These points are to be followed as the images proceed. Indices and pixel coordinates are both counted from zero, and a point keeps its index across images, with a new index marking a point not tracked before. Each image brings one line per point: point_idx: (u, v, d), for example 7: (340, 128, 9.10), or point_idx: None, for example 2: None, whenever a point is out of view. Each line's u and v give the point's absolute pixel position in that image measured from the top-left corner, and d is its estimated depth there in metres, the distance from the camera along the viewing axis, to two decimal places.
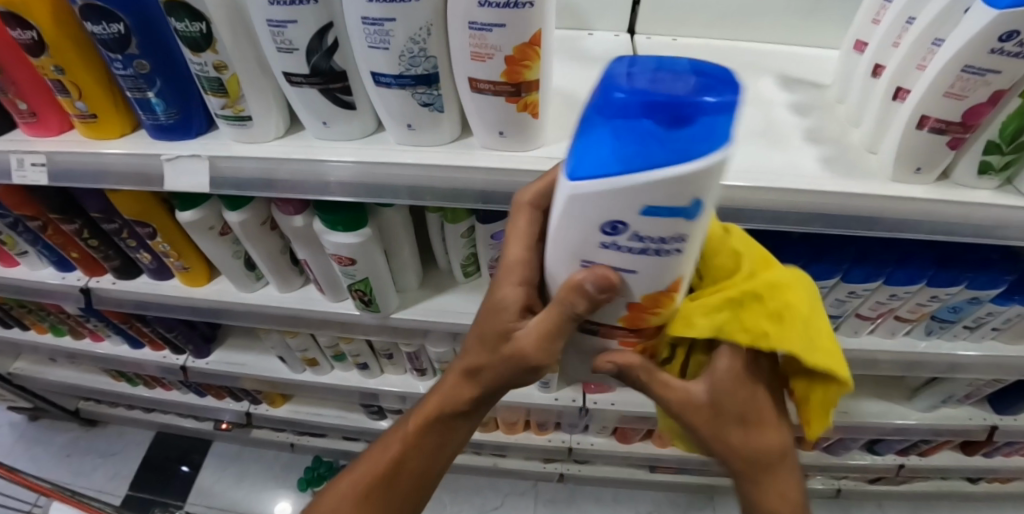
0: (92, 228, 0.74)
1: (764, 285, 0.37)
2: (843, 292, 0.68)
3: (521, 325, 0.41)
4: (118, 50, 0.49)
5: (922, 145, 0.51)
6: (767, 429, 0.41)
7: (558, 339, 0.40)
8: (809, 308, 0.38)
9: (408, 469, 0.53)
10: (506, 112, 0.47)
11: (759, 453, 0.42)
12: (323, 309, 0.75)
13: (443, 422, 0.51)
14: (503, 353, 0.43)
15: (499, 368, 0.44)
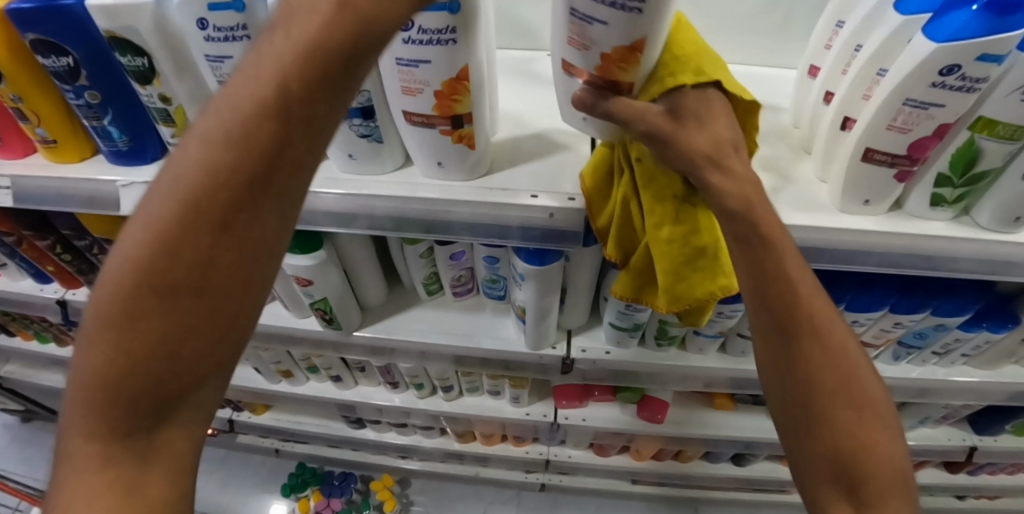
0: (65, 244, 0.76)
1: (678, 45, 0.40)
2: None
3: (258, 99, 0.28)
4: (70, 81, 0.50)
5: (868, 177, 0.50)
6: (836, 325, 0.40)
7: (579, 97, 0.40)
8: (718, 57, 0.41)
9: (122, 415, 0.31)
10: (442, 143, 0.47)
11: (836, 354, 0.39)
12: (289, 325, 0.76)
13: (163, 308, 0.30)
14: (227, 151, 0.28)
15: (247, 174, 0.29)
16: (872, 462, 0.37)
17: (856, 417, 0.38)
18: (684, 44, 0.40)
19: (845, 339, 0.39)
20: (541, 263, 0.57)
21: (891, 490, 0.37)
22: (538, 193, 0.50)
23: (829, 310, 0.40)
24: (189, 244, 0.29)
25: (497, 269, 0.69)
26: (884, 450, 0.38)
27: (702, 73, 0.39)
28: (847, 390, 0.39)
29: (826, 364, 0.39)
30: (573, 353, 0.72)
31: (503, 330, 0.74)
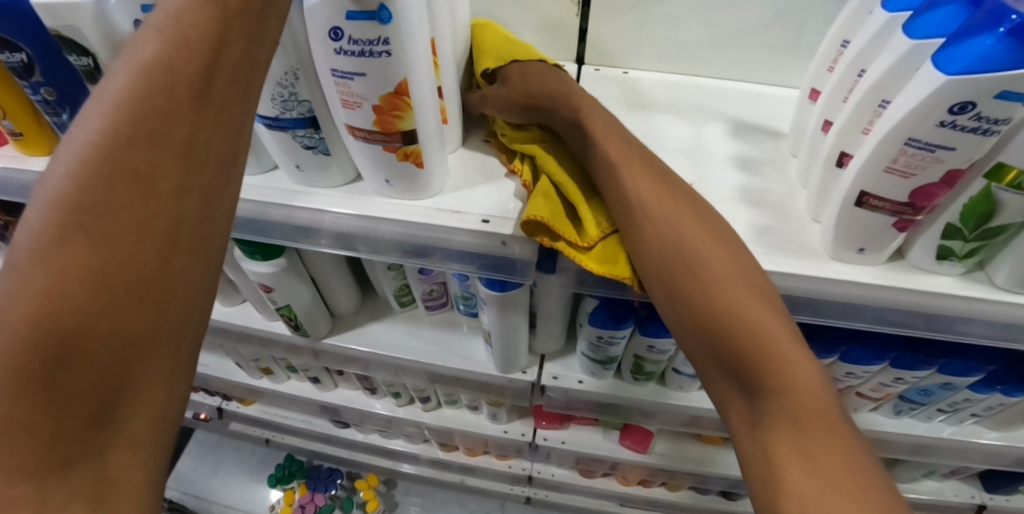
0: None
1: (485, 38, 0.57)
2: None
3: (152, 58, 0.31)
4: (24, 77, 0.49)
5: (862, 223, 0.45)
6: (683, 209, 0.44)
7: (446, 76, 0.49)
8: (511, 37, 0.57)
9: (49, 412, 0.30)
10: (388, 161, 0.44)
11: (686, 236, 0.43)
12: (258, 327, 0.75)
13: (89, 273, 0.30)
14: (149, 105, 0.31)
15: (172, 121, 0.32)
16: (752, 335, 0.39)
17: (729, 302, 0.40)
18: (493, 42, 0.56)
19: (699, 228, 0.43)
20: (502, 289, 0.53)
21: (788, 371, 0.37)
22: (491, 217, 0.47)
23: (673, 196, 0.44)
24: (122, 196, 0.31)
25: (469, 287, 0.65)
26: (766, 333, 0.38)
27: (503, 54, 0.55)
28: (706, 276, 0.41)
29: (676, 246, 0.42)
30: (543, 380, 0.69)
31: (473, 350, 0.71)
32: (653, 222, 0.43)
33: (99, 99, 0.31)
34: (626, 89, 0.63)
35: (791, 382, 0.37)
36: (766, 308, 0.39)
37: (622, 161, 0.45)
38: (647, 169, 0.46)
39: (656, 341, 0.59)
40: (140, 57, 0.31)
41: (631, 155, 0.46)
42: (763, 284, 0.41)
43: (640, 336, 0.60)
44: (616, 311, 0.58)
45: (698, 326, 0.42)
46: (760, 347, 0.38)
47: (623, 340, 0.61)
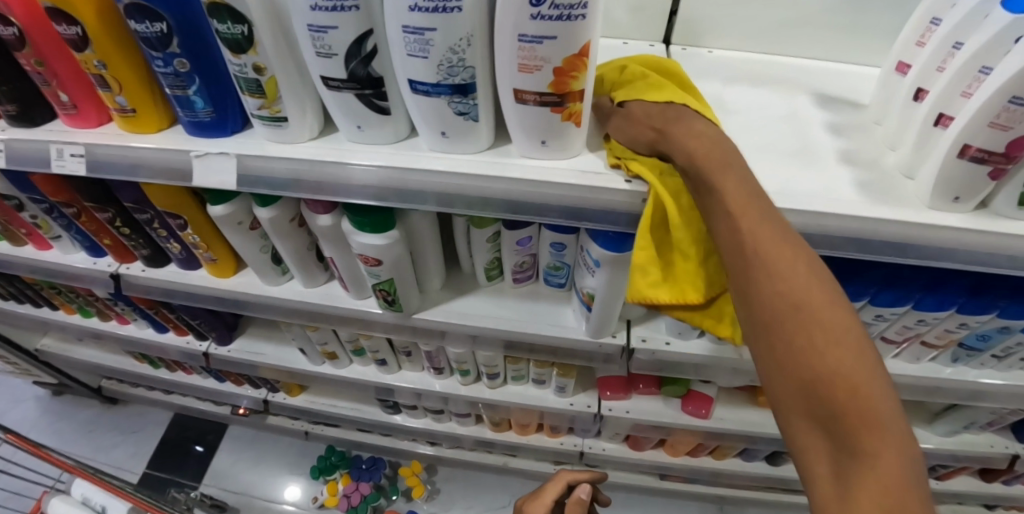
0: (124, 217, 0.75)
1: (645, 86, 0.51)
2: (871, 314, 0.67)
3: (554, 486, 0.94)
4: (160, 49, 0.49)
5: (960, 174, 0.50)
6: (777, 235, 0.38)
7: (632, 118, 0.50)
8: (665, 85, 0.50)
9: None
10: (551, 122, 0.47)
11: (764, 261, 0.37)
12: (346, 305, 0.75)
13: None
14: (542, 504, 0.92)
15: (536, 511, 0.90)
16: (841, 386, 0.32)
17: (817, 345, 0.34)
18: (650, 81, 0.51)
19: (786, 248, 0.38)
20: (620, 250, 0.57)
21: (883, 445, 0.30)
22: (633, 178, 0.50)
23: (771, 215, 0.40)
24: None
25: (562, 257, 0.69)
26: (852, 378, 0.32)
27: (653, 102, 0.49)
28: (789, 298, 0.36)
29: (755, 267, 0.38)
30: (632, 343, 0.72)
31: (562, 317, 0.73)
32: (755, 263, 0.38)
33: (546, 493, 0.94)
34: (717, 66, 0.67)
35: (879, 445, 0.30)
36: (852, 342, 0.33)
37: (687, 162, 0.45)
38: (726, 168, 0.43)
39: None
40: (538, 492, 0.97)
41: (735, 178, 0.43)
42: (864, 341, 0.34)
43: None
44: None
45: (779, 364, 0.35)
46: (825, 388, 0.33)
47: None
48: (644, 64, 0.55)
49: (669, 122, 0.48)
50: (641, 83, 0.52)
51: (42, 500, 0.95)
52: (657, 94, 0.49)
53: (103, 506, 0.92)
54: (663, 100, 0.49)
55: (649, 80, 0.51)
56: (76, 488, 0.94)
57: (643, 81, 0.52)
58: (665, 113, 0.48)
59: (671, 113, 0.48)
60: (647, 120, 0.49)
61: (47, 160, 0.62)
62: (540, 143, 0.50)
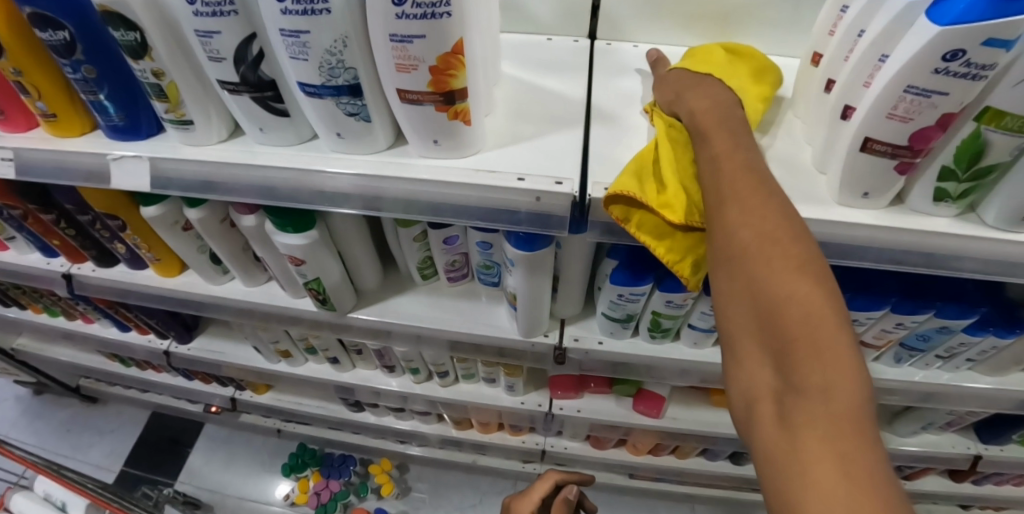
0: (68, 218, 0.77)
1: (698, 59, 0.54)
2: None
3: (543, 488, 1.00)
4: (66, 56, 0.50)
5: (867, 167, 0.49)
6: (747, 172, 0.38)
7: (667, 84, 0.53)
8: (718, 60, 0.53)
9: None
10: (438, 120, 0.48)
11: (728, 200, 0.37)
12: (285, 305, 0.75)
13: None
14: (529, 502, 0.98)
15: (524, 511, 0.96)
16: (795, 315, 0.31)
17: (775, 277, 0.33)
18: (710, 54, 0.54)
19: (754, 182, 0.37)
20: (531, 249, 0.57)
21: (831, 375, 0.29)
22: (526, 176, 0.50)
23: (750, 159, 0.39)
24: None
25: (490, 255, 0.69)
26: (805, 305, 0.31)
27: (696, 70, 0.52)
28: (749, 229, 0.35)
29: (724, 197, 0.37)
30: (565, 342, 0.71)
31: (495, 316, 0.73)
32: (725, 193, 0.38)
33: (533, 494, 1.00)
34: (640, 60, 0.67)
35: (828, 376, 0.29)
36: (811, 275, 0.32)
37: (692, 112, 0.46)
38: (717, 121, 0.44)
39: (674, 296, 0.62)
40: (526, 492, 1.02)
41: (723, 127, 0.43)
42: (827, 282, 0.32)
43: (658, 292, 0.64)
44: (637, 269, 0.62)
45: (737, 298, 0.35)
46: (780, 322, 0.32)
47: (642, 296, 0.64)
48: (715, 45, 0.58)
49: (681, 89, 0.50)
50: (694, 58, 0.55)
51: (6, 496, 0.98)
52: (704, 66, 0.52)
53: (64, 501, 0.95)
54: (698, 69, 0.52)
55: (707, 56, 0.54)
56: (40, 484, 0.97)
57: (704, 55, 0.54)
58: (688, 81, 0.51)
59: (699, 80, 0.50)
60: (675, 84, 0.52)
61: None
62: (433, 143, 0.51)
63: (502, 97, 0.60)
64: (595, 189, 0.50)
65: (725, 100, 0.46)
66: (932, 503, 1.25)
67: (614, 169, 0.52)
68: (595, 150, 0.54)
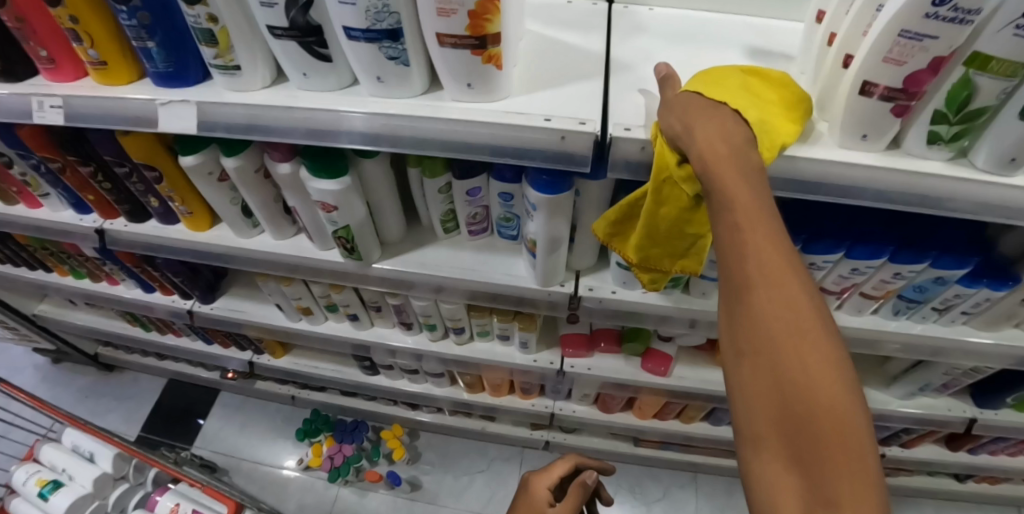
0: (105, 171, 0.80)
1: (717, 81, 0.49)
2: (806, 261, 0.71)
3: (559, 469, 0.92)
4: (122, 2, 0.53)
5: (866, 111, 0.53)
6: (774, 243, 0.35)
7: (679, 112, 0.47)
8: (736, 88, 0.48)
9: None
10: (472, 64, 0.52)
11: (757, 281, 0.34)
12: (312, 256, 0.79)
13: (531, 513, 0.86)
14: (543, 481, 0.90)
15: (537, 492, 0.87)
16: (826, 420, 0.30)
17: (804, 372, 0.31)
18: (727, 80, 0.49)
19: (782, 258, 0.34)
20: (554, 192, 0.61)
21: (860, 490, 0.28)
22: (552, 117, 0.54)
23: (774, 232, 0.35)
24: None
25: (510, 207, 0.73)
26: (833, 408, 0.30)
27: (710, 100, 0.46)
28: (775, 310, 0.33)
29: (750, 272, 0.34)
30: (580, 291, 0.75)
31: (513, 267, 0.77)
32: (749, 268, 0.34)
33: (547, 474, 0.92)
34: (656, 22, 0.70)
35: (857, 491, 0.28)
36: (836, 374, 0.31)
37: (707, 153, 0.41)
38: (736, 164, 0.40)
39: None
40: (545, 470, 0.93)
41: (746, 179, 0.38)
42: (858, 391, 0.31)
43: None
44: None
45: (759, 386, 0.33)
46: (813, 429, 0.30)
47: None
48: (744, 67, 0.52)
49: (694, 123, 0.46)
50: (714, 80, 0.49)
51: (35, 447, 1.02)
52: (719, 92, 0.47)
53: (92, 452, 0.99)
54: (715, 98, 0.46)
55: (724, 82, 0.48)
56: (69, 436, 1.01)
57: (721, 80, 0.49)
58: (701, 111, 0.45)
59: (716, 113, 0.45)
60: (688, 112, 0.46)
61: (29, 114, 0.67)
62: (467, 87, 0.54)
63: (528, 51, 0.63)
64: (616, 129, 0.54)
65: (738, 149, 0.41)
66: (929, 475, 1.29)
67: (636, 111, 0.56)
68: (615, 97, 0.58)
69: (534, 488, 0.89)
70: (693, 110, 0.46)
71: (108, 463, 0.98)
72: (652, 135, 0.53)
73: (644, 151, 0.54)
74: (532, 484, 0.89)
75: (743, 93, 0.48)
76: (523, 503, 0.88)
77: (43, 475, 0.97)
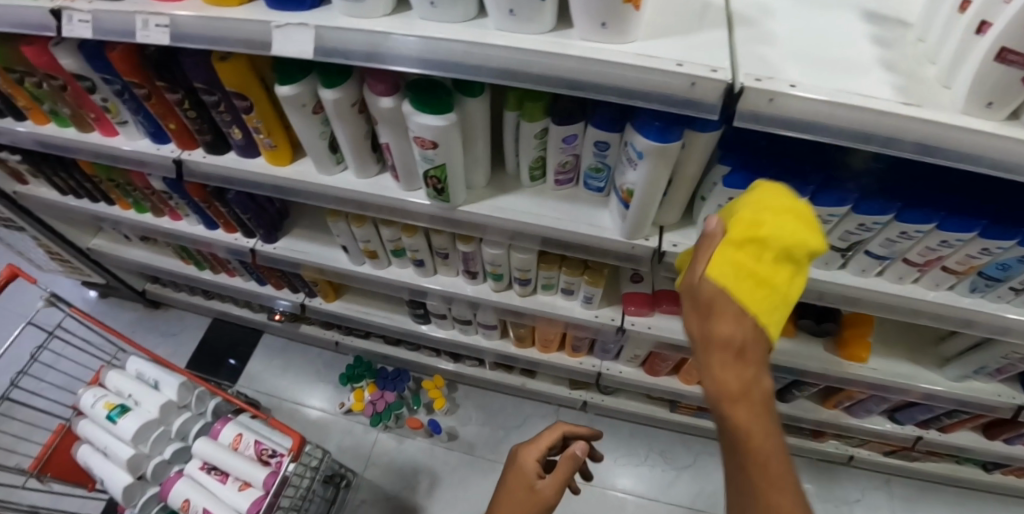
0: (191, 99, 0.79)
1: (747, 234, 0.46)
2: (895, 232, 0.71)
3: (548, 440, 0.88)
4: None
5: (996, 76, 0.52)
6: (764, 426, 0.39)
7: (702, 270, 0.46)
8: (770, 268, 0.45)
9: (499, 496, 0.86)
10: (613, 2, 0.51)
11: (745, 459, 0.39)
12: (396, 196, 0.79)
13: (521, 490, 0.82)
14: (530, 452, 0.86)
15: (525, 467, 0.83)
16: None
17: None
18: (762, 241, 0.45)
19: (767, 427, 0.39)
20: (664, 141, 0.61)
21: None
22: (683, 63, 0.54)
23: (765, 420, 0.40)
24: (503, 506, 0.80)
25: (604, 157, 0.73)
26: None
27: (728, 271, 0.44)
28: (759, 468, 0.38)
29: (738, 447, 0.39)
30: (664, 247, 0.76)
31: (598, 219, 0.78)
32: (734, 443, 0.40)
33: (534, 445, 0.87)
34: None
35: None
36: None
37: (713, 335, 0.42)
38: (745, 364, 0.41)
39: None
40: (530, 446, 0.88)
41: (745, 363, 0.41)
42: None
43: None
44: (753, 173, 0.67)
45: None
46: None
47: None
48: (781, 207, 0.48)
49: (707, 295, 0.44)
50: (750, 246, 0.45)
51: (101, 372, 1.04)
52: (752, 287, 0.43)
53: (156, 380, 1.01)
54: (745, 273, 0.44)
55: (754, 253, 0.45)
56: (133, 363, 1.04)
57: (756, 246, 0.45)
58: (718, 287, 0.44)
59: (733, 298, 0.43)
60: (705, 285, 0.45)
61: (131, 32, 0.66)
62: (601, 26, 0.53)
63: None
64: (748, 78, 0.54)
65: (752, 342, 0.42)
66: (956, 463, 1.32)
67: (764, 65, 0.57)
68: (741, 48, 0.58)
69: (522, 460, 0.85)
70: (714, 284, 0.44)
71: (173, 390, 1.00)
72: (783, 88, 0.54)
73: (772, 103, 0.54)
74: (519, 457, 0.85)
75: (762, 267, 0.44)
76: (510, 478, 0.84)
77: (111, 399, 1.00)
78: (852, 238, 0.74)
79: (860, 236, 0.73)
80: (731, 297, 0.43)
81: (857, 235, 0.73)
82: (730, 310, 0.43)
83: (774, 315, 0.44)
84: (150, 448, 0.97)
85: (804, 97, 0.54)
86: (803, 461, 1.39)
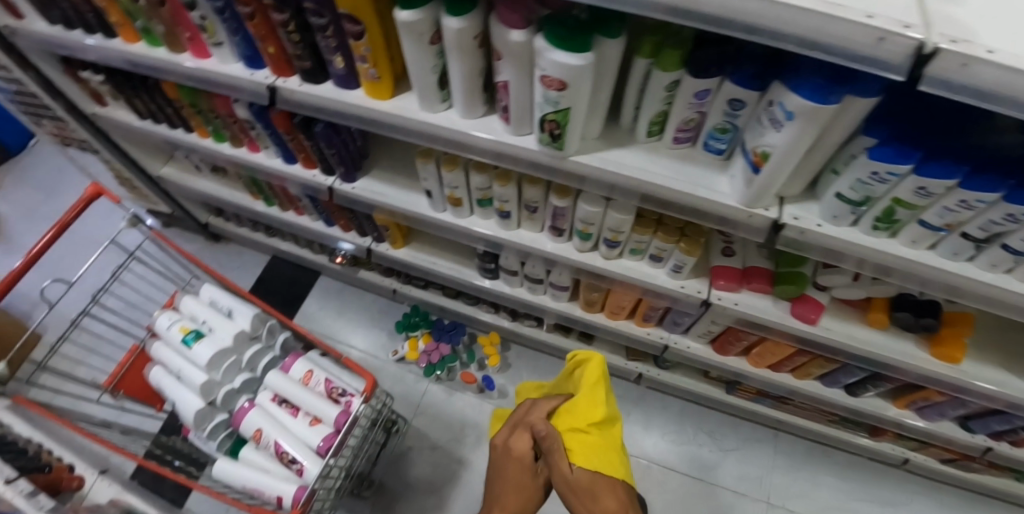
0: (297, 21, 0.76)
1: (584, 449, 0.82)
2: (1001, 213, 0.62)
3: (535, 413, 0.91)
4: None
5: None
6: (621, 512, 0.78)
7: (569, 464, 0.81)
8: (603, 447, 0.82)
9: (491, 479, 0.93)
10: None
11: None
12: (504, 140, 0.75)
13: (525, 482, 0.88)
14: (528, 436, 0.89)
15: (522, 459, 0.89)
16: None
17: None
18: (590, 463, 0.81)
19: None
20: (823, 102, 0.55)
21: None
22: (874, 14, 0.47)
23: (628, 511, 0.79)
24: (502, 488, 0.89)
25: (735, 116, 0.69)
26: None
27: (595, 463, 0.80)
28: None
29: None
30: (784, 219, 0.72)
31: (716, 183, 0.74)
32: None
33: (524, 429, 0.90)
34: None
35: None
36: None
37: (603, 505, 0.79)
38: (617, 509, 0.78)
39: (931, 182, 0.60)
40: (512, 434, 0.91)
41: (618, 502, 0.79)
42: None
43: (912, 177, 0.62)
44: (906, 145, 0.59)
45: None
46: None
47: (895, 179, 0.63)
48: (597, 378, 0.84)
49: (585, 489, 0.79)
50: (594, 456, 0.81)
51: (176, 296, 1.05)
52: (595, 460, 0.81)
53: (230, 309, 1.01)
54: (590, 435, 0.82)
55: (597, 450, 0.81)
56: (207, 290, 1.04)
57: (592, 447, 0.81)
58: (593, 483, 0.79)
59: (594, 479, 0.80)
60: (571, 486, 0.80)
61: None
62: None
63: None
64: (941, 38, 0.46)
65: (610, 485, 0.80)
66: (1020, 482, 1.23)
67: (955, 24, 0.48)
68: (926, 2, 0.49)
69: (521, 451, 0.89)
70: (582, 479, 0.80)
71: (247, 321, 0.99)
72: (982, 53, 0.45)
73: (964, 70, 0.46)
74: (518, 450, 0.89)
75: (602, 442, 0.82)
76: (515, 465, 0.89)
77: (186, 324, 1.00)
78: (994, 229, 0.65)
79: (1005, 228, 0.64)
80: (597, 481, 0.80)
81: (1002, 227, 0.63)
82: (599, 486, 0.79)
83: (619, 468, 0.82)
84: (221, 375, 0.98)
85: (1004, 65, 0.45)
86: (853, 458, 1.35)
